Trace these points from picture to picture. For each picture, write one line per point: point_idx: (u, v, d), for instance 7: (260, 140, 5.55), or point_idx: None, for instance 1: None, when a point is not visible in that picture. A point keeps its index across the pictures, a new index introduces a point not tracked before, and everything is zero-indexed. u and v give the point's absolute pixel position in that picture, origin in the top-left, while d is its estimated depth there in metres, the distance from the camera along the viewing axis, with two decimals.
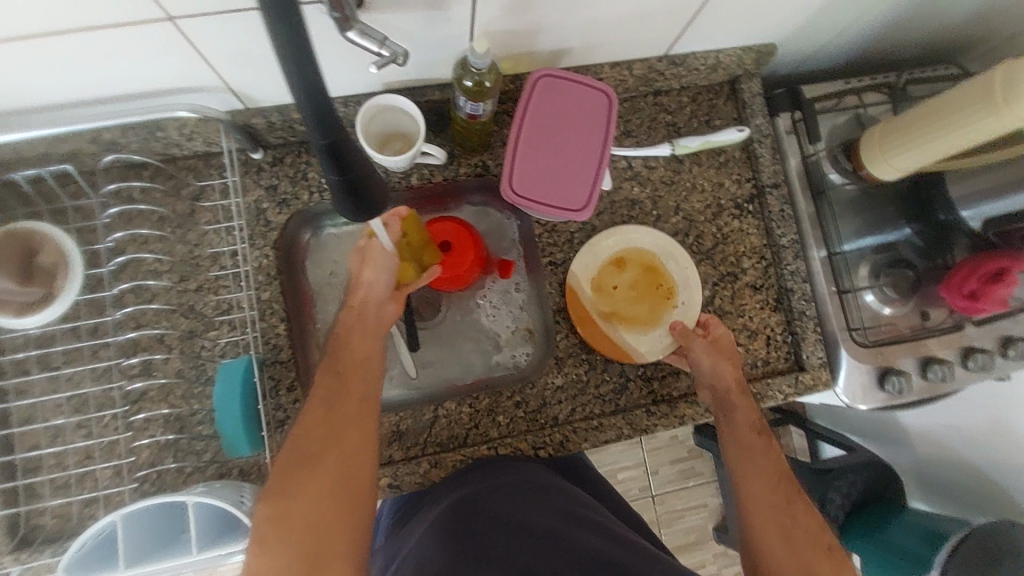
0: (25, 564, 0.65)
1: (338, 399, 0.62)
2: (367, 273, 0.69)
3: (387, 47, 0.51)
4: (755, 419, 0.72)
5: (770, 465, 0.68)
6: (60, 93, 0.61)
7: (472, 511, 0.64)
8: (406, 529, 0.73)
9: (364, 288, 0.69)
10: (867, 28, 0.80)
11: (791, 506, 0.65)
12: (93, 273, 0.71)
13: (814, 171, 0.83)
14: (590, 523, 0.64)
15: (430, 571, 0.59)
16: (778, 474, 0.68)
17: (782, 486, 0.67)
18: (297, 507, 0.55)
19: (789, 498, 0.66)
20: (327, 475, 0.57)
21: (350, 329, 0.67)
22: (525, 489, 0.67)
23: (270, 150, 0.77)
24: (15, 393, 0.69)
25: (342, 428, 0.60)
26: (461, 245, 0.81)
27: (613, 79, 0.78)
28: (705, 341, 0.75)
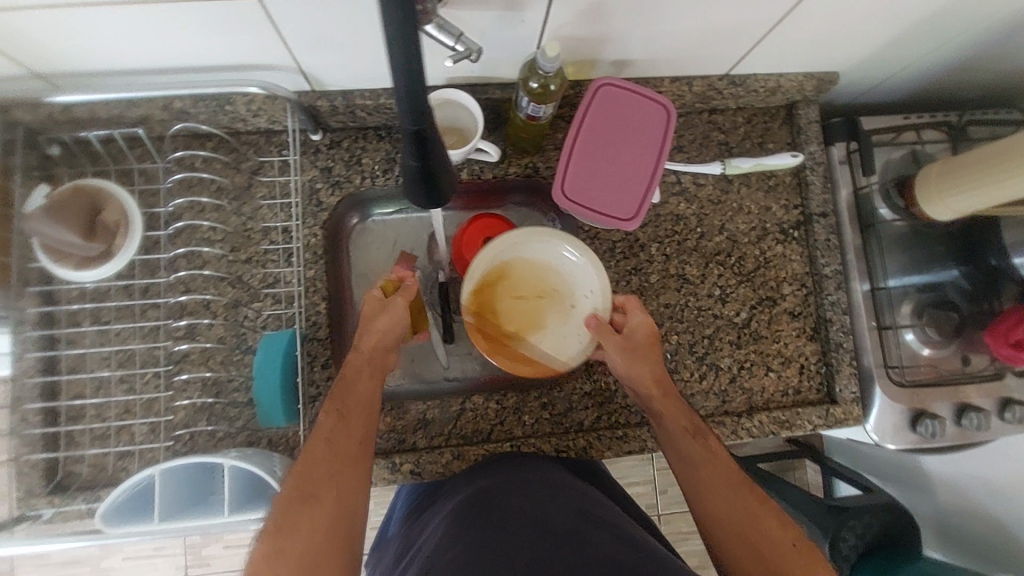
0: (58, 508, 0.67)
1: (344, 415, 0.62)
2: (380, 323, 0.67)
3: (463, 43, 0.54)
4: (687, 421, 0.68)
5: (723, 467, 0.65)
6: (142, 60, 0.64)
7: (485, 503, 0.64)
8: (424, 516, 0.73)
9: (375, 334, 0.67)
10: (934, 65, 0.79)
11: (750, 509, 0.62)
12: (151, 235, 0.74)
13: (864, 204, 0.82)
14: (605, 525, 0.61)
15: (448, 554, 0.59)
16: (735, 476, 0.64)
17: (739, 489, 0.63)
18: (301, 516, 0.55)
19: (748, 500, 0.62)
20: (326, 487, 0.57)
21: (358, 360, 0.66)
22: (539, 487, 0.67)
23: (329, 133, 0.79)
24: (67, 342, 0.72)
25: (342, 437, 0.60)
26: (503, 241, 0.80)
27: (672, 94, 0.78)
28: (620, 338, 0.70)
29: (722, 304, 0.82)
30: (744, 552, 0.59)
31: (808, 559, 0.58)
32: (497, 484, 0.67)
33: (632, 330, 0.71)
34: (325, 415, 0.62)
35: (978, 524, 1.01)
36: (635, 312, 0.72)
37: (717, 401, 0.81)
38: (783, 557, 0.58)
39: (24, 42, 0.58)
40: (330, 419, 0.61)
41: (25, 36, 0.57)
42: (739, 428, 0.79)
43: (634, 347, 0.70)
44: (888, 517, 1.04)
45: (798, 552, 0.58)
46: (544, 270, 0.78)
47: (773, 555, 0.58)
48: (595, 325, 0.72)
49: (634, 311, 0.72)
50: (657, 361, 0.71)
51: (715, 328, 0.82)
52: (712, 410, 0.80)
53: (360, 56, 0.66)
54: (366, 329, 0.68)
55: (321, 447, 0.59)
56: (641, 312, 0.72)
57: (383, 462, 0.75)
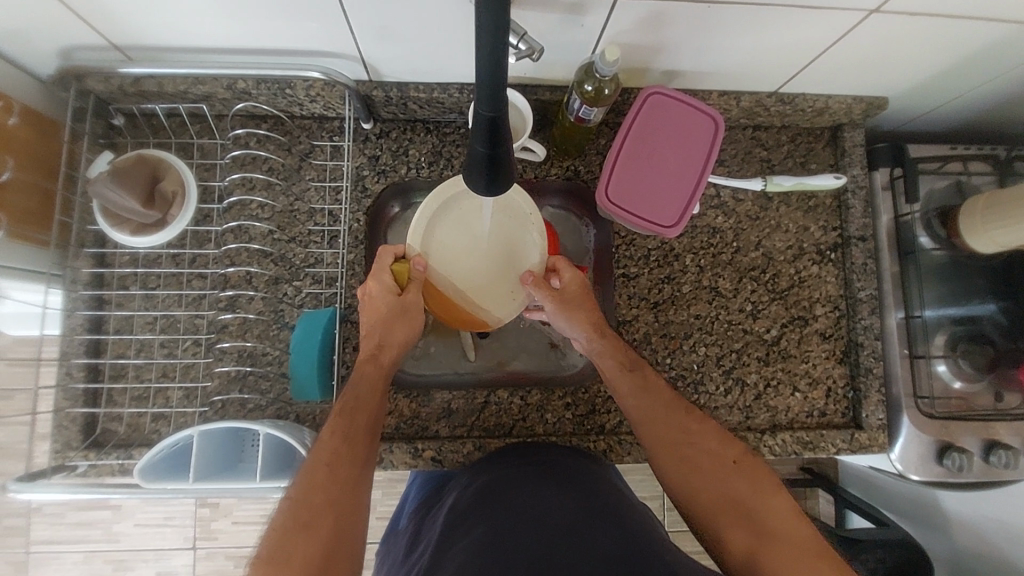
0: (93, 462, 0.69)
1: (357, 417, 0.62)
2: (400, 331, 0.69)
3: (526, 42, 0.56)
4: (623, 360, 0.70)
5: (663, 398, 0.68)
6: (215, 39, 0.67)
7: (494, 496, 0.65)
8: (437, 506, 0.73)
9: (394, 340, 0.69)
10: (986, 98, 0.79)
11: (689, 433, 0.65)
12: (204, 208, 0.77)
13: (904, 232, 0.81)
14: (609, 516, 0.61)
15: (465, 540, 0.59)
16: (674, 404, 0.67)
17: (680, 416, 0.66)
18: (314, 506, 0.54)
19: (688, 423, 0.65)
20: (334, 483, 0.56)
21: (369, 359, 0.67)
22: (549, 483, 0.66)
23: (379, 123, 0.81)
24: (116, 304, 0.75)
25: (351, 424, 0.61)
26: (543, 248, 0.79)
27: (719, 107, 0.79)
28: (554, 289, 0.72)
29: (752, 320, 0.82)
30: (689, 474, 0.62)
31: (756, 476, 0.61)
32: (502, 477, 0.68)
33: (567, 285, 0.73)
34: (336, 416, 0.61)
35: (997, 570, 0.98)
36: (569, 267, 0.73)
37: (741, 416, 0.80)
38: (729, 476, 0.61)
39: (108, 14, 0.61)
40: (344, 407, 0.62)
41: (111, 8, 0.60)
42: (762, 445, 0.78)
43: (569, 299, 0.72)
44: (902, 552, 1.02)
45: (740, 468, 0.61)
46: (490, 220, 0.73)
47: (718, 474, 0.61)
48: (531, 281, 0.72)
49: (567, 268, 0.73)
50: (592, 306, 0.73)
51: (743, 342, 0.82)
52: (735, 424, 0.80)
53: (421, 49, 0.68)
54: (386, 336, 0.69)
55: (332, 438, 0.59)
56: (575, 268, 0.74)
57: (405, 447, 0.75)
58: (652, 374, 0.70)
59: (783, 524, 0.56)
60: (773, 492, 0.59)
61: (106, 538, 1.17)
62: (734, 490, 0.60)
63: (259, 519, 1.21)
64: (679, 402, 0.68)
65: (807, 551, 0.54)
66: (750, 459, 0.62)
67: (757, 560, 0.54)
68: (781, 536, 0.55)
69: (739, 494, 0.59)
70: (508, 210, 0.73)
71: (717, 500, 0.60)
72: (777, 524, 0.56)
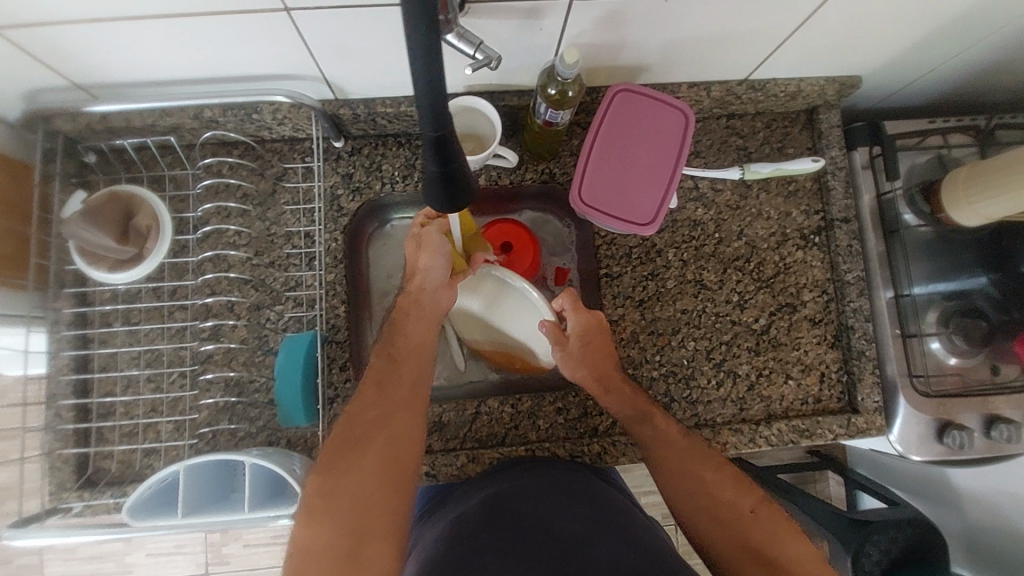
0: (88, 501, 0.70)
1: (392, 399, 0.65)
2: (423, 260, 0.70)
3: (482, 51, 0.54)
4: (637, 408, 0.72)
5: (678, 447, 0.69)
6: (175, 71, 0.66)
7: (502, 510, 0.65)
8: (436, 517, 0.74)
9: (419, 274, 0.71)
10: (959, 69, 0.77)
11: (706, 481, 0.67)
12: (180, 239, 0.77)
13: (887, 210, 0.80)
14: (616, 529, 0.63)
15: (469, 545, 0.61)
16: (691, 451, 0.69)
17: (697, 465, 0.68)
18: (342, 484, 0.59)
19: (704, 472, 0.68)
20: (373, 470, 0.60)
21: (385, 345, 0.69)
22: (558, 491, 0.67)
23: (350, 140, 0.81)
24: (99, 341, 0.75)
25: (391, 418, 0.64)
26: (522, 249, 0.83)
27: (690, 99, 0.78)
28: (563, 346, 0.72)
29: (740, 311, 0.82)
30: (711, 526, 0.65)
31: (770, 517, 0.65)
32: (509, 489, 0.67)
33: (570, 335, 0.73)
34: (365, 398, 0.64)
35: (1011, 543, 0.97)
36: (576, 313, 0.72)
37: (735, 408, 0.80)
38: (748, 525, 0.64)
39: (66, 55, 0.61)
40: (371, 392, 0.65)
41: (67, 49, 0.60)
42: (758, 437, 0.78)
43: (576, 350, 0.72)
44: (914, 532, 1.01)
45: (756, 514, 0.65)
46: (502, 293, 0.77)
47: (736, 519, 0.65)
48: (549, 330, 0.72)
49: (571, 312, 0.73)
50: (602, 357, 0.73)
51: (733, 334, 0.81)
52: (731, 417, 0.79)
53: (383, 65, 0.68)
54: (415, 268, 0.71)
55: (360, 427, 0.62)
56: (583, 313, 0.73)
57: None
58: (663, 424, 0.71)
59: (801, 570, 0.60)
60: (789, 534, 0.63)
61: (118, 570, 1.18)
62: (753, 537, 0.63)
63: (269, 540, 1.21)
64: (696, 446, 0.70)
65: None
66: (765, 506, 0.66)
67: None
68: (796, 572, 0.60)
69: (755, 537, 0.63)
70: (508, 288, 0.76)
71: (737, 543, 0.63)
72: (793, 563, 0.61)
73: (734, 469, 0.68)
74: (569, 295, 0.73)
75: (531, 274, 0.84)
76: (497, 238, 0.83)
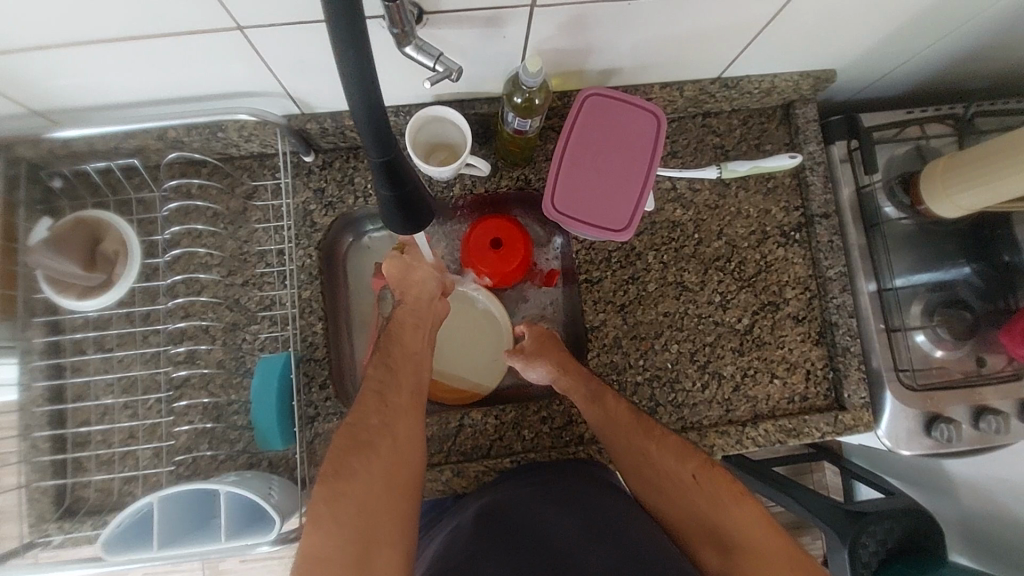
0: (68, 533, 0.68)
1: (394, 407, 0.62)
2: (417, 274, 0.71)
3: (442, 63, 0.52)
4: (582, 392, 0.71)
5: (623, 425, 0.68)
6: (133, 93, 0.65)
7: (495, 510, 0.65)
8: (433, 530, 0.73)
9: (414, 288, 0.71)
10: (934, 58, 0.76)
11: (650, 456, 0.67)
12: (150, 263, 0.75)
13: (867, 203, 0.80)
14: (610, 533, 0.62)
15: (464, 550, 0.62)
16: (635, 430, 0.68)
17: (641, 441, 0.67)
18: (349, 489, 0.55)
19: (649, 447, 0.67)
20: (381, 477, 0.57)
21: (383, 354, 0.67)
22: (553, 497, 0.66)
23: (321, 154, 0.79)
24: (72, 370, 0.73)
25: (392, 425, 0.61)
26: (512, 245, 0.79)
27: (663, 100, 0.77)
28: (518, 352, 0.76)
29: (721, 310, 0.81)
30: (657, 494, 0.66)
31: (716, 488, 0.64)
32: (502, 498, 0.66)
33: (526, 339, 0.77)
34: (365, 401, 0.62)
35: (1007, 530, 0.96)
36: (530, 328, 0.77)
37: (721, 410, 0.79)
38: (694, 495, 0.64)
39: (20, 82, 0.60)
40: (371, 401, 0.62)
41: (17, 75, 0.58)
42: (744, 438, 0.77)
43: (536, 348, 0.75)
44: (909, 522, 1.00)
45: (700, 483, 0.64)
46: (477, 320, 0.85)
47: (683, 493, 0.65)
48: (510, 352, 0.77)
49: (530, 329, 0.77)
50: (551, 347, 0.75)
51: (716, 335, 0.80)
52: (717, 419, 0.79)
53: None
54: (404, 286, 0.71)
55: (362, 433, 0.59)
56: (535, 326, 0.77)
57: None
58: (609, 401, 0.70)
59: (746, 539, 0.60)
60: (736, 502, 0.62)
61: None
62: (698, 509, 0.63)
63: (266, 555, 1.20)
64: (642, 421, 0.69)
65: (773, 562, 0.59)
66: (713, 474, 0.65)
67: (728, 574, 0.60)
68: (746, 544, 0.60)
69: (703, 511, 0.63)
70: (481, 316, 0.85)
71: (688, 519, 0.64)
72: (742, 536, 0.60)
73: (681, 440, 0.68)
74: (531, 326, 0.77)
75: (520, 274, 0.81)
76: (485, 233, 0.79)
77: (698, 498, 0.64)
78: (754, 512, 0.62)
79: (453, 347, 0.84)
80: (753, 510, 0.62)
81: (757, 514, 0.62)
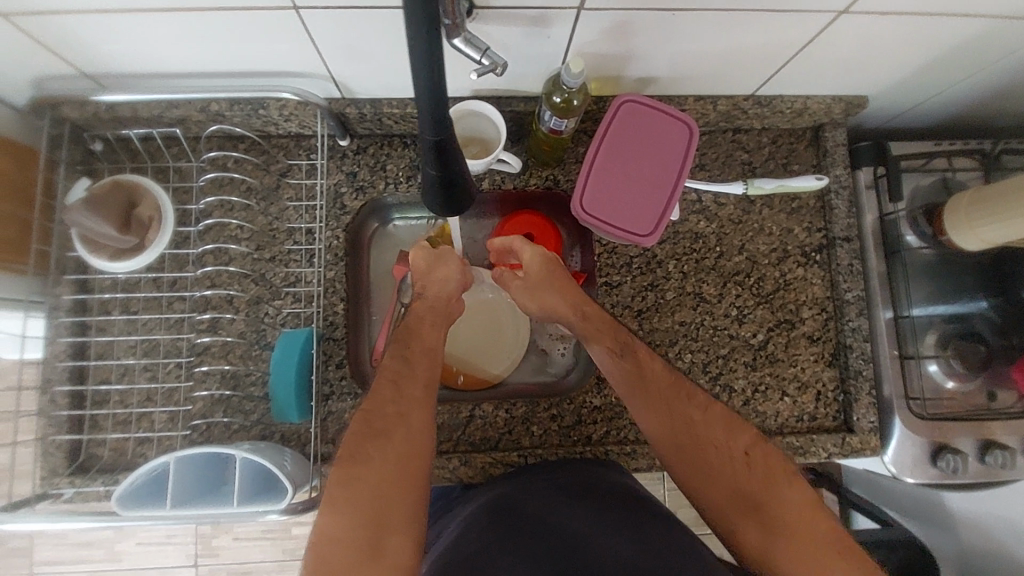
0: (78, 488, 0.69)
1: (403, 396, 0.61)
2: (439, 271, 0.74)
3: (489, 57, 0.54)
4: (614, 343, 0.69)
5: (656, 385, 0.66)
6: (183, 63, 0.67)
7: (508, 506, 0.65)
8: (443, 518, 0.74)
9: (434, 284, 0.73)
10: (966, 92, 0.77)
11: (692, 421, 0.64)
12: (182, 231, 0.77)
13: (890, 231, 0.80)
14: (624, 521, 0.62)
15: (478, 543, 0.61)
16: (672, 392, 0.66)
17: (680, 404, 0.65)
18: (364, 473, 0.54)
19: (689, 412, 0.65)
20: (392, 463, 0.56)
21: (401, 345, 0.67)
22: (568, 490, 0.66)
23: (356, 139, 0.81)
24: (97, 329, 0.75)
25: (407, 415, 0.60)
26: (543, 239, 0.82)
27: (696, 112, 0.78)
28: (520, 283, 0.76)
29: (738, 324, 0.81)
30: (689, 464, 0.62)
31: (762, 465, 0.60)
32: (516, 491, 0.67)
33: (527, 267, 0.75)
34: (381, 385, 0.62)
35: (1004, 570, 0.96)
36: (523, 249, 0.76)
37: None
38: (740, 469, 0.60)
39: (78, 45, 0.62)
40: (387, 390, 0.62)
41: (74, 36, 0.60)
42: None
43: (534, 281, 0.74)
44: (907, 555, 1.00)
45: (748, 459, 0.60)
46: (497, 312, 0.87)
47: (724, 465, 0.61)
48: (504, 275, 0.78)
49: (523, 250, 0.76)
50: (563, 285, 0.73)
51: (730, 348, 0.81)
52: None
53: (389, 67, 0.68)
54: (426, 279, 0.73)
55: (378, 421, 0.59)
56: (528, 249, 0.76)
57: None
58: (645, 359, 0.69)
59: (796, 522, 0.56)
60: (786, 484, 0.59)
61: (108, 558, 1.16)
62: (741, 483, 0.59)
63: (260, 534, 1.20)
64: (678, 385, 0.67)
65: (827, 550, 0.54)
66: (761, 450, 0.61)
67: (772, 558, 0.56)
68: (795, 528, 0.56)
69: (748, 488, 0.59)
70: (502, 308, 0.87)
71: (725, 495, 0.60)
72: (790, 519, 0.57)
73: (727, 411, 0.64)
74: (514, 238, 0.77)
75: None
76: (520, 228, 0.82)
77: (741, 472, 0.60)
78: (805, 496, 0.58)
79: (473, 337, 0.85)
80: (803, 494, 0.58)
81: (808, 498, 0.58)
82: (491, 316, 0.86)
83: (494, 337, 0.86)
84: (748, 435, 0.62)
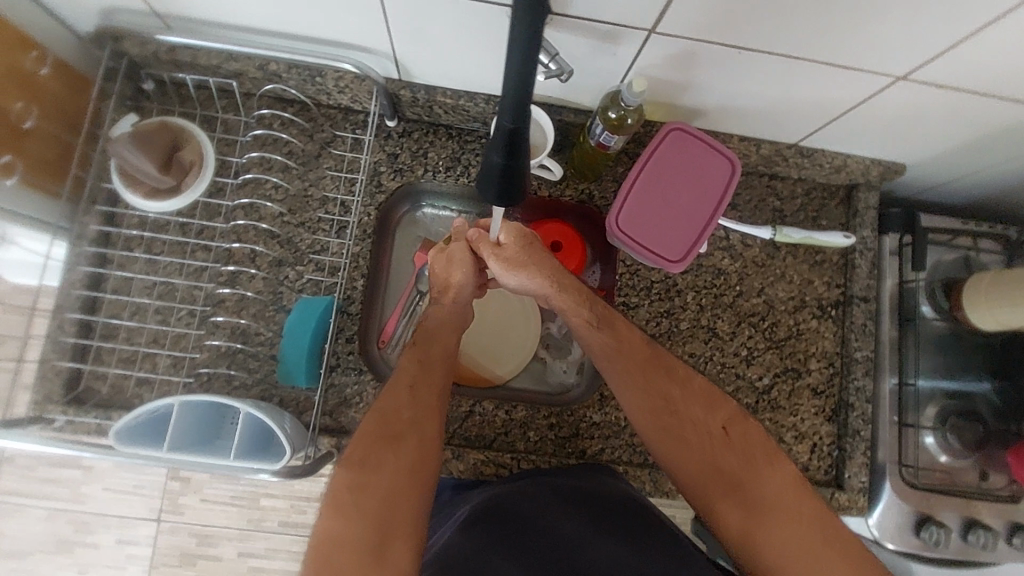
0: (71, 418, 0.69)
1: (418, 404, 0.62)
2: (457, 276, 0.72)
3: (556, 61, 0.56)
4: (598, 313, 0.69)
5: (635, 359, 0.68)
6: (252, 19, 0.68)
7: (500, 509, 0.65)
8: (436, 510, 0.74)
9: (458, 290, 0.72)
10: (1001, 177, 0.79)
11: (670, 397, 0.66)
12: (218, 181, 0.77)
13: (907, 299, 0.81)
14: (614, 521, 0.66)
15: (473, 543, 0.63)
16: (650, 365, 0.67)
17: (659, 380, 0.66)
18: (373, 479, 0.55)
19: (671, 389, 0.66)
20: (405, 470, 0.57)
21: (419, 349, 0.67)
22: (560, 495, 0.67)
23: (403, 122, 0.82)
24: (118, 264, 0.75)
25: (422, 420, 0.61)
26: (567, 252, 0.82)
27: (738, 152, 0.80)
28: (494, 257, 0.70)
29: (746, 365, 0.82)
30: (668, 441, 0.64)
31: (739, 442, 0.63)
32: (509, 493, 0.66)
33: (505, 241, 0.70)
34: (398, 387, 0.62)
35: None
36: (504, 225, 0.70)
37: None
38: (719, 447, 0.63)
39: None
40: (404, 394, 0.62)
41: None
42: None
43: (512, 259, 0.69)
44: None
45: (727, 437, 0.63)
46: (511, 314, 0.87)
47: (706, 445, 0.63)
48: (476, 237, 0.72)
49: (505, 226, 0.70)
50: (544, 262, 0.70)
51: (735, 386, 0.82)
52: None
53: (453, 57, 0.69)
54: (451, 284, 0.72)
55: (391, 424, 0.59)
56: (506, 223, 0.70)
57: None
58: (624, 329, 0.69)
59: (774, 498, 0.59)
60: (764, 462, 0.61)
61: (71, 498, 1.14)
62: (718, 459, 0.62)
63: (228, 499, 1.18)
64: (654, 356, 0.68)
65: (804, 523, 0.58)
66: (738, 424, 0.63)
67: (752, 536, 0.58)
68: (774, 509, 0.59)
69: (728, 465, 0.62)
70: (516, 312, 0.87)
71: (704, 472, 0.62)
72: (769, 497, 0.59)
73: (705, 386, 0.66)
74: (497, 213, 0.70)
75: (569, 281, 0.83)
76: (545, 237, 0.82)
77: (718, 449, 0.63)
78: (784, 471, 0.61)
79: (483, 335, 0.85)
80: (783, 471, 0.61)
81: (788, 474, 0.61)
82: (504, 317, 0.87)
83: (504, 338, 0.86)
84: (727, 410, 0.65)
